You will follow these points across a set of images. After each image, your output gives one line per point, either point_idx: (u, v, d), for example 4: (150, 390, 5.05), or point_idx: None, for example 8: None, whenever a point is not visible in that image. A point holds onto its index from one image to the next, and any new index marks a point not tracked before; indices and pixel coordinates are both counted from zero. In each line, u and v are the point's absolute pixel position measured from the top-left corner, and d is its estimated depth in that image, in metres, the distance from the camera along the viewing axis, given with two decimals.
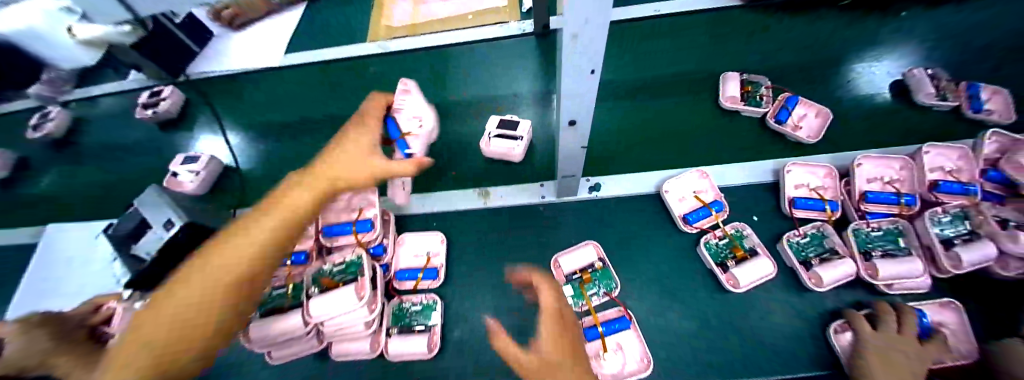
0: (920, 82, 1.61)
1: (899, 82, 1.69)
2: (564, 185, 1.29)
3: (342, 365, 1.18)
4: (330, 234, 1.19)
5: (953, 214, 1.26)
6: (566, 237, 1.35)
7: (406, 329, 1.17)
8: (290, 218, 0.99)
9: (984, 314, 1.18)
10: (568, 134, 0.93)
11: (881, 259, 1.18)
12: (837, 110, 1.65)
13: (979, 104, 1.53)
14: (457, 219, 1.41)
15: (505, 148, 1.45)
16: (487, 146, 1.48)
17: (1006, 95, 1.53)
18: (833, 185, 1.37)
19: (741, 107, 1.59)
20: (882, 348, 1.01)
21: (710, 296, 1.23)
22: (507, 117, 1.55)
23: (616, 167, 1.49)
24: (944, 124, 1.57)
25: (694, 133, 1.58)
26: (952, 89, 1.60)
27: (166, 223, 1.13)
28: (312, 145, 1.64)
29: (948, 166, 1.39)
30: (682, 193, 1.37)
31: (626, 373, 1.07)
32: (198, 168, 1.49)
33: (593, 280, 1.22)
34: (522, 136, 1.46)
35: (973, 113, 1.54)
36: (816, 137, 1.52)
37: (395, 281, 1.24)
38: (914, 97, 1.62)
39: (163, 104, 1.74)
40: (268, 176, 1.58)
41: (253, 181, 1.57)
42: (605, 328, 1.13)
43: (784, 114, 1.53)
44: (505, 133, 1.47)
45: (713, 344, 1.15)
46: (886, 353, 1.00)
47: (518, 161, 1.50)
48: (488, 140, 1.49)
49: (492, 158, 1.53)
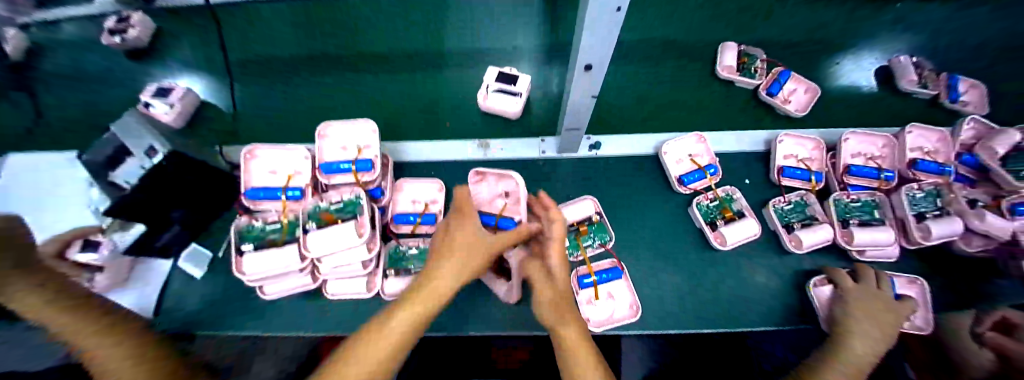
0: (906, 68, 1.63)
1: (885, 68, 1.70)
2: (567, 140, 1.28)
3: (339, 304, 1.19)
4: (328, 171, 1.14)
5: (927, 191, 1.33)
6: (564, 193, 1.37)
7: (404, 271, 1.18)
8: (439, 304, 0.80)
9: (943, 284, 1.29)
10: (582, 81, 0.89)
11: (857, 227, 1.25)
12: (835, 88, 1.67)
13: (956, 94, 1.59)
14: (456, 170, 1.40)
15: (504, 102, 1.42)
16: (485, 100, 1.44)
17: (979, 90, 1.60)
18: (819, 157, 1.42)
19: (736, 77, 1.56)
20: (862, 298, 1.06)
21: (698, 255, 1.30)
22: (507, 70, 1.46)
23: (620, 129, 1.49)
24: (924, 112, 1.62)
25: (692, 100, 1.57)
26: (933, 79, 1.63)
27: (148, 150, 1.10)
28: (301, 84, 1.55)
29: (928, 147, 1.43)
30: (680, 155, 1.39)
31: (615, 319, 1.16)
32: (174, 100, 1.38)
33: (589, 233, 1.26)
34: (522, 92, 1.41)
35: (949, 103, 1.59)
36: (804, 111, 1.53)
37: (393, 224, 1.25)
38: (897, 83, 1.64)
39: (132, 30, 1.57)
40: (253, 115, 1.49)
41: (237, 119, 1.48)
42: (597, 277, 1.19)
43: (776, 87, 1.52)
44: (505, 88, 1.41)
45: (698, 298, 1.23)
46: (863, 302, 1.05)
47: (516, 117, 1.46)
48: (486, 93, 1.44)
49: (488, 112, 1.49)
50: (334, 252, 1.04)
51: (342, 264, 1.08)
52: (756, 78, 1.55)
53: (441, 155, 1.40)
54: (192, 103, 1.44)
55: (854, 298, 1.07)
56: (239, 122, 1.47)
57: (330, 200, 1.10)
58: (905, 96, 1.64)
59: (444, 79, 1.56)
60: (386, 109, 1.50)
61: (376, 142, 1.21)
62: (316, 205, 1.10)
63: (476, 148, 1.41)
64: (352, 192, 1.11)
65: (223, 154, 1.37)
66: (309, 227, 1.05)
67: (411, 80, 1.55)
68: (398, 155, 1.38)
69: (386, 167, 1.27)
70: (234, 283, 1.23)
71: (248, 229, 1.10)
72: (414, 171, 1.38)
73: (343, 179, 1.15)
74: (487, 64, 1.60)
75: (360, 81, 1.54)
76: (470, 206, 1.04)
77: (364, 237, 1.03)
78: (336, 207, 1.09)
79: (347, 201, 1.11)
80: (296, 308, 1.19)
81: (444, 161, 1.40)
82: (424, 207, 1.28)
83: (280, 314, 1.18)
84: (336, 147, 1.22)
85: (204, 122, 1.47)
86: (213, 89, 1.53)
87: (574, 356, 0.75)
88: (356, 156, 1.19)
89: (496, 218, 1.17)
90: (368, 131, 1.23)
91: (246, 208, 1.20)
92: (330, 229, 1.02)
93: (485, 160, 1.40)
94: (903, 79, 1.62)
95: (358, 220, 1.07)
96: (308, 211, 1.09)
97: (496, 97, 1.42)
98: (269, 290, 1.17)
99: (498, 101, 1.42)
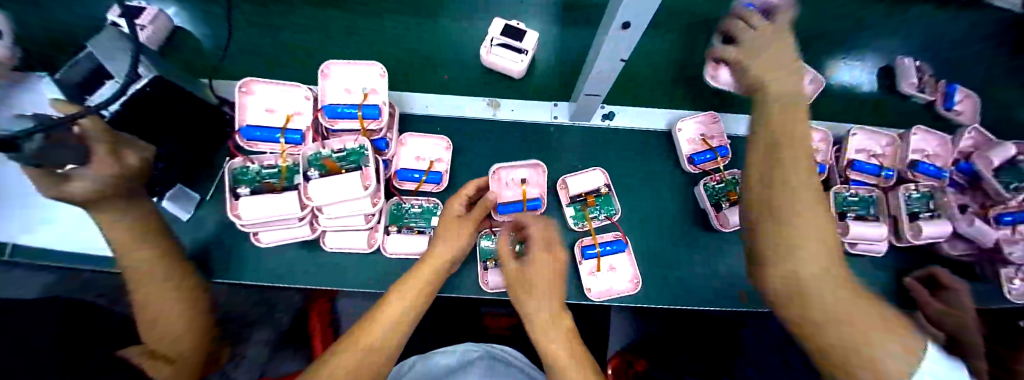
0: (909, 69, 1.52)
1: (888, 67, 1.59)
2: (581, 106, 1.22)
3: (340, 258, 1.16)
4: (332, 115, 1.07)
5: (922, 193, 1.34)
6: (573, 163, 1.34)
7: (405, 229, 1.17)
8: (429, 281, 0.90)
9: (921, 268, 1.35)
10: (616, 38, 0.80)
11: (855, 222, 1.27)
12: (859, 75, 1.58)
13: (952, 102, 1.52)
14: (463, 128, 1.34)
15: (505, 59, 1.32)
16: (487, 54, 1.34)
17: (974, 99, 1.53)
18: (825, 150, 1.39)
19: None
20: (761, 49, 0.93)
21: (700, 234, 1.31)
22: (514, 23, 1.35)
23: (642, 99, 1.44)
24: (911, 116, 1.55)
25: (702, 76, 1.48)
26: (932, 85, 1.55)
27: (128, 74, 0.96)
28: (290, 19, 1.40)
29: (929, 151, 1.41)
30: (693, 135, 1.36)
31: (616, 291, 1.19)
32: (144, 23, 1.23)
33: (595, 205, 1.26)
34: (528, 50, 1.32)
35: (944, 111, 1.53)
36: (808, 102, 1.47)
37: (396, 180, 1.21)
38: (898, 85, 1.54)
39: None
40: (242, 51, 1.37)
41: (223, 53, 1.36)
42: (602, 249, 1.21)
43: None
44: (509, 42, 1.31)
45: (696, 276, 1.26)
46: (763, 48, 0.93)
47: (519, 77, 1.39)
48: (489, 46, 1.34)
49: (490, 68, 1.40)
50: (338, 202, 0.99)
51: (344, 216, 1.04)
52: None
53: (446, 111, 1.34)
54: (164, 28, 1.30)
55: (755, 53, 0.94)
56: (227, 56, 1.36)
57: (333, 147, 1.04)
58: (903, 99, 1.56)
59: (447, 29, 1.44)
60: (388, 57, 1.39)
61: (384, 88, 1.14)
62: (317, 151, 1.04)
63: (486, 107, 1.36)
64: (356, 141, 1.05)
65: (213, 88, 1.27)
66: (311, 174, 1.01)
67: (406, 27, 1.43)
68: (403, 106, 1.32)
69: (392, 118, 1.21)
70: (228, 229, 1.19)
71: (242, 172, 1.05)
72: (421, 125, 1.32)
73: (348, 125, 1.09)
74: (495, 15, 1.45)
75: (360, 29, 1.42)
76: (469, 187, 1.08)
77: (370, 190, 0.98)
78: (339, 156, 1.04)
79: (349, 150, 1.06)
80: (295, 259, 1.16)
81: (451, 117, 1.34)
82: (429, 164, 1.24)
83: (278, 263, 1.15)
84: (340, 89, 1.14)
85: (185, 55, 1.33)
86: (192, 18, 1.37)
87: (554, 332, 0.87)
88: (362, 101, 1.12)
89: (523, 200, 1.19)
90: (374, 75, 1.16)
91: (239, 147, 1.14)
92: (333, 178, 0.97)
93: (493, 120, 1.35)
94: (904, 81, 1.53)
95: (364, 172, 1.01)
96: (308, 158, 1.03)
97: (498, 52, 1.32)
98: (264, 238, 1.13)
99: (499, 57, 1.33)
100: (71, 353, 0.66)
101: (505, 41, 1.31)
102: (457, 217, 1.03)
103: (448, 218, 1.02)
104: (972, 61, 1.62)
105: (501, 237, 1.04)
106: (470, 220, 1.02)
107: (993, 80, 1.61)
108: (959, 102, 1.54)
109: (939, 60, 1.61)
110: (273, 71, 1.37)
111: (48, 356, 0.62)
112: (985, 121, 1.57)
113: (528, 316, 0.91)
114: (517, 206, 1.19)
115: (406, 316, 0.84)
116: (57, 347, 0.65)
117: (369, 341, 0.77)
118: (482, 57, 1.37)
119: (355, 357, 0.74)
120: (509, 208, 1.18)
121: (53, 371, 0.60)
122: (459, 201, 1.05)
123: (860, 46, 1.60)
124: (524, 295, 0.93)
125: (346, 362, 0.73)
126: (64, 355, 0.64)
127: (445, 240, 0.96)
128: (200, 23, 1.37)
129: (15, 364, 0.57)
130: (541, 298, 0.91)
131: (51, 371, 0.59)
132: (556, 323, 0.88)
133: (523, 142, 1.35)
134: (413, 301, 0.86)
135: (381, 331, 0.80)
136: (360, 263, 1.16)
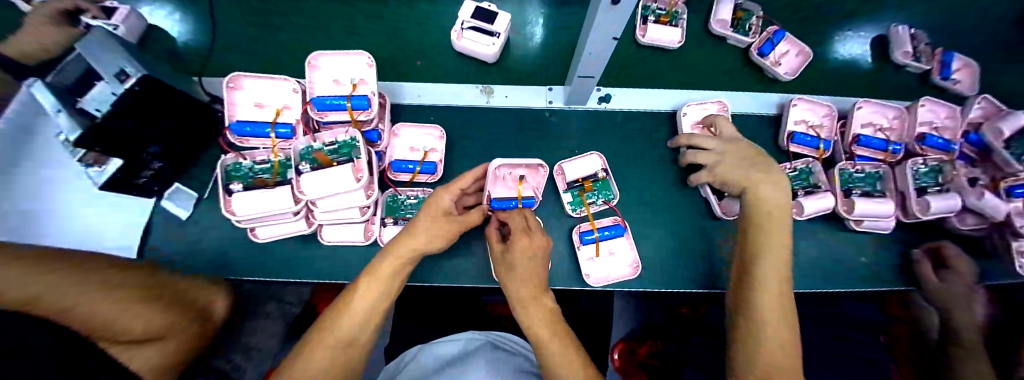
0: (903, 37, 1.46)
1: (882, 37, 1.52)
2: (577, 90, 1.19)
3: (339, 251, 1.16)
4: (320, 108, 1.06)
5: (931, 167, 1.28)
6: (569, 148, 1.32)
7: (402, 220, 1.16)
8: (398, 267, 0.90)
9: (930, 235, 1.33)
10: (606, 17, 0.77)
11: (804, 197, 1.23)
12: (860, 46, 1.52)
13: (948, 71, 1.44)
14: (457, 117, 1.32)
15: (478, 43, 1.30)
16: (458, 39, 1.32)
17: (973, 68, 1.46)
18: (830, 124, 1.35)
19: (729, 33, 1.41)
20: (730, 171, 1.05)
21: (701, 216, 1.28)
22: (485, 4, 1.31)
23: (637, 82, 1.41)
24: (906, 88, 1.51)
25: (698, 54, 1.47)
26: (929, 53, 1.49)
27: (118, 75, 0.94)
28: (273, 14, 1.39)
29: (936, 123, 1.36)
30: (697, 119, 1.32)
31: (617, 276, 1.18)
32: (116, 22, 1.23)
33: (593, 190, 1.24)
34: (500, 33, 1.29)
35: (939, 80, 1.46)
36: (794, 76, 1.43)
37: (390, 171, 1.20)
38: (891, 54, 1.49)
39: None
40: (224, 48, 1.36)
41: (209, 54, 1.34)
42: (600, 234, 1.20)
43: (768, 48, 1.40)
44: (480, 26, 1.29)
45: (694, 260, 1.24)
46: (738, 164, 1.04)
47: (493, 61, 1.37)
48: (460, 31, 1.32)
49: (462, 53, 1.38)
50: (329, 195, 0.99)
51: (339, 209, 1.04)
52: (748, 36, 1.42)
53: (440, 100, 1.32)
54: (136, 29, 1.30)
55: (727, 171, 1.05)
56: (210, 55, 1.35)
57: (324, 140, 1.04)
58: (896, 69, 1.51)
59: (437, 18, 1.42)
60: (375, 50, 1.36)
61: (372, 78, 1.13)
62: (308, 145, 1.04)
63: (479, 94, 1.33)
64: (347, 133, 1.04)
65: (203, 86, 1.27)
66: (303, 168, 1.01)
67: (400, 26, 1.40)
68: (394, 96, 1.30)
69: (383, 108, 1.19)
70: (228, 227, 1.19)
71: (235, 167, 1.05)
72: (412, 115, 1.31)
73: (338, 117, 1.08)
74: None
75: (360, 29, 1.39)
76: (459, 179, 1.00)
77: (362, 182, 0.97)
78: (330, 149, 1.04)
79: (341, 143, 1.05)
80: (293, 253, 1.16)
81: (446, 106, 1.32)
82: (422, 154, 1.23)
83: (277, 257, 1.16)
84: (328, 80, 1.13)
85: (176, 53, 1.33)
86: (175, 16, 1.37)
87: (533, 326, 0.90)
88: (351, 92, 1.11)
89: (517, 199, 1.17)
90: (362, 65, 1.14)
91: (230, 143, 1.14)
92: (324, 171, 0.96)
93: (486, 108, 1.33)
94: (898, 50, 1.47)
95: (356, 164, 1.01)
96: (300, 152, 1.04)
97: (470, 37, 1.30)
98: (262, 233, 1.14)
99: (472, 42, 1.31)
100: (72, 353, 0.61)
101: (476, 24, 1.29)
102: (444, 212, 0.98)
103: (433, 209, 0.96)
104: (977, 27, 1.55)
105: (492, 221, 1.11)
106: (455, 220, 0.99)
107: (989, 50, 1.54)
108: (956, 71, 1.48)
109: (936, 29, 1.54)
110: (261, 68, 1.37)
111: (47, 355, 0.57)
112: (985, 89, 1.51)
113: (514, 299, 0.95)
114: (511, 204, 1.16)
115: (381, 295, 0.88)
116: (56, 347, 0.60)
117: (352, 322, 0.84)
118: (453, 42, 1.35)
119: (334, 350, 0.82)
120: (500, 204, 1.15)
121: (53, 371, 0.54)
122: (448, 189, 0.99)
123: (854, 17, 1.53)
124: (507, 277, 0.97)
125: (322, 353, 0.81)
126: (63, 355, 0.59)
127: (430, 232, 0.94)
128: (186, 23, 1.36)
129: (15, 363, 0.52)
130: (519, 284, 0.95)
131: (50, 376, 0.53)
132: (538, 304, 0.93)
133: (516, 130, 1.32)
134: (389, 287, 0.89)
135: (363, 309, 0.85)
136: (358, 256, 1.16)
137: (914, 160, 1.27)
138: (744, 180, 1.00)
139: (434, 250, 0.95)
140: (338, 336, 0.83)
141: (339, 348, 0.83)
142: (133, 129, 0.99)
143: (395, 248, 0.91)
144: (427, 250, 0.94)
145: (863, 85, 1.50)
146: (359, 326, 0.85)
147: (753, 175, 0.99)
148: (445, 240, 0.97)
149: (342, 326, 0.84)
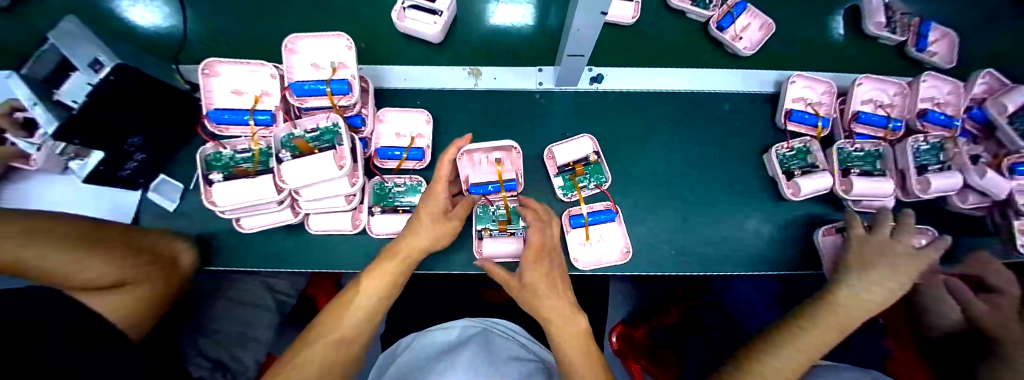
0: (876, 8, 1.40)
1: (854, 7, 1.46)
2: (565, 70, 1.15)
3: (329, 240, 1.15)
4: (300, 93, 1.04)
5: (932, 144, 1.24)
6: (557, 131, 1.29)
7: (390, 209, 1.15)
8: (393, 277, 0.88)
9: (934, 212, 1.30)
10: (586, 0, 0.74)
11: (801, 177, 1.20)
12: (835, 17, 1.47)
13: (925, 43, 1.39)
14: (441, 99, 1.29)
15: (420, 22, 1.27)
16: (400, 19, 1.29)
17: (950, 38, 1.41)
18: (829, 101, 1.31)
19: (686, 6, 1.36)
20: (873, 249, 1.01)
21: (696, 197, 1.27)
22: None
23: (611, 62, 1.40)
24: (878, 61, 1.45)
25: (667, 32, 1.42)
26: (903, 24, 1.43)
27: (94, 64, 0.90)
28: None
29: (939, 99, 1.32)
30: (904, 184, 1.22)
31: (604, 261, 1.16)
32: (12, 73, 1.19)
33: (585, 173, 1.22)
34: (442, 11, 1.26)
35: (915, 53, 1.40)
36: (753, 50, 1.37)
37: (376, 158, 1.18)
38: (864, 26, 1.43)
39: None
40: (178, 36, 1.31)
41: (162, 42, 1.31)
42: (590, 218, 1.17)
43: (727, 21, 1.35)
44: (422, 4, 1.27)
45: (691, 246, 1.22)
46: (882, 250, 0.99)
47: (438, 42, 1.34)
48: (402, 11, 1.28)
49: (407, 35, 1.34)
50: (313, 184, 0.98)
51: (325, 196, 1.03)
52: (709, 10, 1.36)
53: (421, 83, 1.28)
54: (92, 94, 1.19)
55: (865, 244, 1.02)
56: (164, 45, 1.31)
57: (305, 127, 1.04)
58: (870, 41, 1.45)
59: None
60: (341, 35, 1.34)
61: (352, 61, 1.10)
62: (289, 132, 1.03)
63: (466, 77, 1.30)
64: (328, 118, 1.03)
65: (182, 74, 1.25)
66: (284, 156, 1.00)
67: (358, 7, 1.38)
68: (378, 81, 1.27)
69: (366, 94, 1.17)
70: (215, 221, 1.18)
71: (216, 157, 1.04)
72: (399, 100, 1.27)
73: (318, 102, 1.06)
74: None
75: (345, 24, 1.37)
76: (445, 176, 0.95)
77: (345, 169, 0.96)
78: (311, 136, 1.03)
79: (322, 130, 1.04)
80: (283, 242, 1.16)
81: (426, 89, 1.29)
82: (409, 140, 1.21)
83: (268, 248, 1.15)
84: (306, 65, 1.11)
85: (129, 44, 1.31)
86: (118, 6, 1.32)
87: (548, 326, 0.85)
88: (331, 76, 1.09)
89: (496, 183, 1.13)
90: (341, 47, 1.11)
91: (213, 133, 1.13)
92: (304, 159, 0.95)
93: (473, 91, 1.30)
94: (871, 21, 1.41)
95: (338, 152, 0.99)
96: (281, 139, 1.02)
97: (412, 16, 1.27)
98: (247, 223, 1.12)
99: (416, 21, 1.28)
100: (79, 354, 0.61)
101: (416, 2, 1.27)
102: (441, 212, 0.95)
103: (432, 210, 0.94)
104: None
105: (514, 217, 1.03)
106: (453, 219, 0.97)
107: (964, 15, 1.49)
108: (934, 42, 1.42)
109: None
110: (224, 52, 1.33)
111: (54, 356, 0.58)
112: (968, 54, 1.46)
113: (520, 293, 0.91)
114: (490, 189, 1.13)
115: (385, 290, 0.87)
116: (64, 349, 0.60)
117: (358, 320, 0.82)
118: (395, 23, 1.31)
119: (330, 347, 0.78)
120: (479, 190, 1.13)
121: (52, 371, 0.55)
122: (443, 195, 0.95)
123: None
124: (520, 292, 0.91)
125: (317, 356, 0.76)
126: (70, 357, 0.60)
127: (429, 232, 0.93)
128: (128, 11, 1.32)
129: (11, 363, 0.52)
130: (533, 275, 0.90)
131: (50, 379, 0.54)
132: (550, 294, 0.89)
133: (500, 113, 1.29)
134: (387, 285, 0.87)
135: (365, 305, 0.84)
136: (349, 244, 1.15)
137: (920, 137, 1.23)
138: (886, 258, 0.98)
139: (435, 247, 0.94)
140: (342, 329, 0.80)
141: (350, 343, 0.81)
142: (114, 121, 0.95)
143: (395, 251, 0.90)
144: (430, 248, 0.94)
145: (844, 58, 1.45)
146: (361, 323, 0.83)
147: (878, 272, 0.96)
148: (449, 235, 0.97)
149: (340, 326, 0.81)
